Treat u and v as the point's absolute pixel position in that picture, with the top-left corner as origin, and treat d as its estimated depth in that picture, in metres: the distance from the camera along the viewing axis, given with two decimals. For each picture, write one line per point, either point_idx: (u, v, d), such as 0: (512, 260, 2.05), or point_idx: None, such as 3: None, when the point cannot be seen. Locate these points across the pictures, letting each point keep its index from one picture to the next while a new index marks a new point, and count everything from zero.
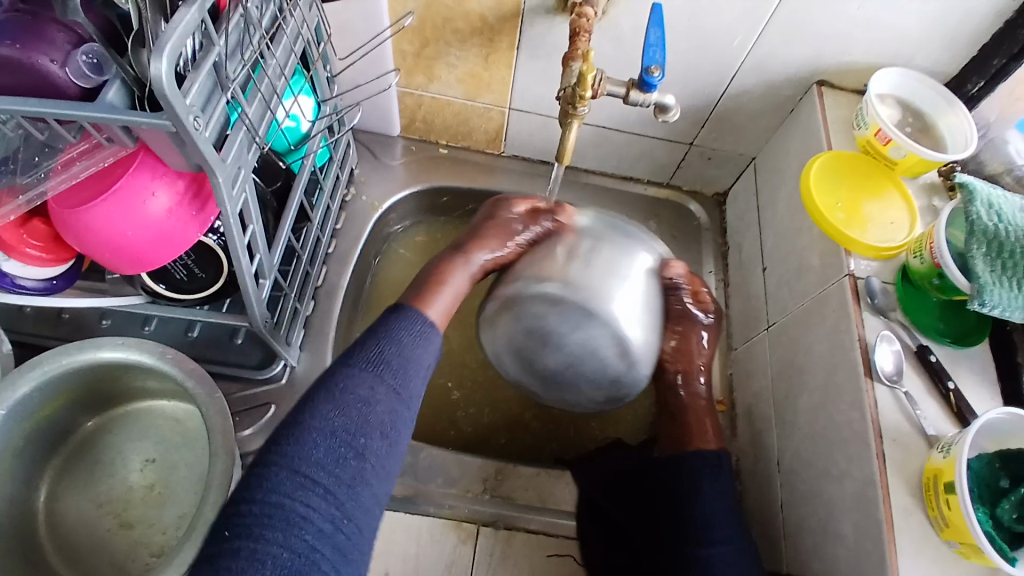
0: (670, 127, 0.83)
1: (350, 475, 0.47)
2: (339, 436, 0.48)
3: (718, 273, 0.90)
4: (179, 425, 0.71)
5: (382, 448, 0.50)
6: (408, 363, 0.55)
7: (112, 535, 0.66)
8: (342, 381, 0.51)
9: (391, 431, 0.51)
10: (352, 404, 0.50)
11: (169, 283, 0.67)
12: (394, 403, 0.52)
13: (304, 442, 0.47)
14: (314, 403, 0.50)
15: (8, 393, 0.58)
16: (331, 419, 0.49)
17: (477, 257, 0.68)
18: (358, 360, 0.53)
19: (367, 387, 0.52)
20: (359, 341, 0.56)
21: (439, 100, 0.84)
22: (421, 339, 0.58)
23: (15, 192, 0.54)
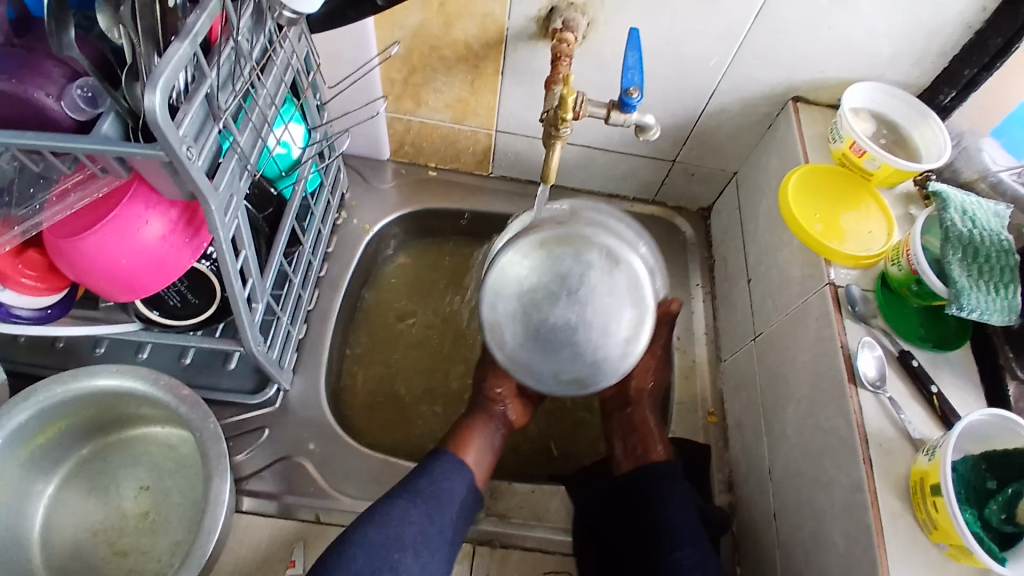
0: (652, 145, 0.86)
1: None
2: (376, 551, 0.59)
3: (705, 286, 0.91)
4: (173, 452, 0.71)
5: (413, 565, 0.59)
6: (441, 492, 0.64)
7: (105, 564, 0.66)
8: (385, 507, 0.61)
9: (423, 549, 0.61)
10: (389, 524, 0.60)
11: (162, 308, 0.68)
12: (426, 525, 0.61)
13: (344, 555, 0.58)
14: (361, 524, 0.60)
15: (2, 422, 0.59)
16: (369, 536, 0.59)
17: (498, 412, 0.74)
18: (406, 489, 0.63)
19: (404, 513, 0.61)
20: (408, 476, 0.65)
21: (427, 124, 0.86)
22: (454, 470, 0.66)
23: (11, 223, 0.56)
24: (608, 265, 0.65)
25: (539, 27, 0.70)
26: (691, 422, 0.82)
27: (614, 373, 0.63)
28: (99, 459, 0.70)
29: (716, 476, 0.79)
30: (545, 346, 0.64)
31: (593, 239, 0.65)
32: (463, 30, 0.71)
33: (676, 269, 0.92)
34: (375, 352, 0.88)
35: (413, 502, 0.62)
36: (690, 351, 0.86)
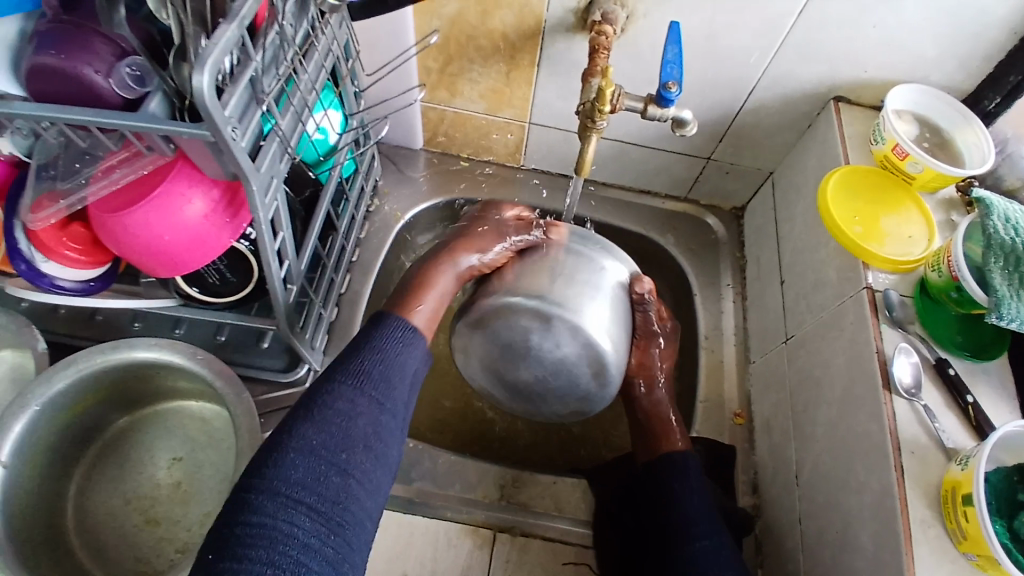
0: (688, 141, 0.85)
1: (332, 491, 0.51)
2: (319, 454, 0.52)
3: (736, 286, 0.90)
4: (206, 425, 0.73)
5: (367, 463, 0.53)
6: (392, 373, 0.59)
7: (138, 531, 0.68)
8: (323, 400, 0.55)
9: (375, 442, 0.55)
10: (333, 423, 0.54)
11: (203, 287, 0.69)
12: (377, 414, 0.56)
13: (283, 464, 0.50)
14: (298, 422, 0.53)
15: (45, 389, 0.61)
16: (311, 438, 0.52)
17: (464, 259, 0.70)
18: (341, 377, 0.57)
19: (347, 400, 0.55)
20: (345, 355, 0.60)
21: (461, 114, 0.86)
22: (405, 343, 0.62)
23: (57, 197, 0.58)
24: (543, 325, 0.65)
25: (577, 18, 0.70)
26: (717, 422, 0.81)
27: (604, 399, 0.71)
28: (135, 429, 0.73)
29: (741, 478, 0.78)
30: (530, 391, 0.73)
31: (521, 304, 0.65)
32: (500, 20, 0.72)
33: (707, 268, 0.91)
34: None
35: (356, 391, 0.56)
36: (718, 351, 0.85)
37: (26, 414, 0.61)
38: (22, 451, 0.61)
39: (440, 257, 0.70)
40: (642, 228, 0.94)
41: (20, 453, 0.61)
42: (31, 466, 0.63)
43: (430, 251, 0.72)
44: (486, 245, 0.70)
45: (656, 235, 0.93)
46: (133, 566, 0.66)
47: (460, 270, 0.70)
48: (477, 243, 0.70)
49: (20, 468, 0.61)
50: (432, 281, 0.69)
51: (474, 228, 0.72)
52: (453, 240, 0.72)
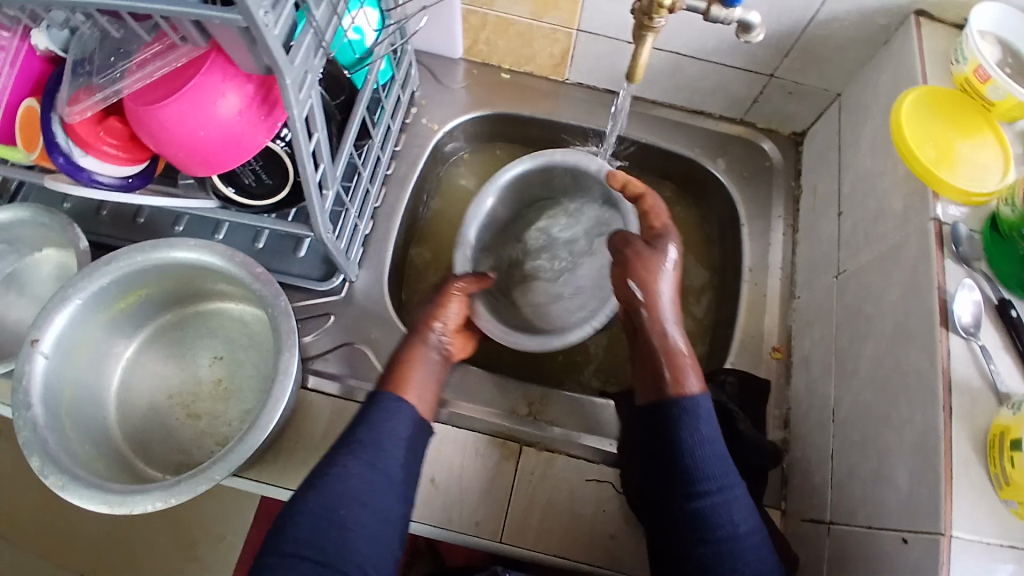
0: (750, 56, 0.78)
1: (331, 550, 0.52)
2: (317, 515, 0.53)
3: (787, 217, 0.85)
4: (245, 328, 0.74)
5: (362, 515, 0.54)
6: (382, 437, 0.58)
7: (182, 424, 0.71)
8: (324, 466, 0.56)
9: (370, 499, 0.55)
10: (332, 488, 0.54)
11: (239, 188, 0.67)
12: (369, 474, 0.56)
13: (286, 527, 0.53)
14: (305, 488, 0.55)
15: (87, 284, 0.63)
16: (311, 501, 0.54)
17: (432, 337, 0.69)
18: (344, 444, 0.57)
19: (341, 466, 0.56)
20: (345, 431, 0.59)
21: (504, 19, 0.80)
22: (394, 411, 0.60)
23: (93, 90, 0.56)
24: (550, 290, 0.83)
25: None
26: (753, 354, 0.79)
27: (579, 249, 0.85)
28: (178, 328, 0.75)
29: (773, 412, 0.77)
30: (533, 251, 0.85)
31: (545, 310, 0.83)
32: None
33: (758, 197, 0.86)
34: (436, 259, 0.89)
35: (353, 457, 0.56)
36: (762, 284, 0.82)
37: (67, 307, 0.62)
38: (65, 343, 0.63)
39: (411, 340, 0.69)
40: (691, 152, 0.89)
41: (63, 345, 0.63)
42: (75, 355, 0.65)
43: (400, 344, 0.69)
44: (449, 313, 0.71)
45: (705, 158, 0.89)
46: (176, 456, 0.69)
47: (433, 348, 0.69)
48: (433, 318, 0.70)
49: (64, 357, 0.64)
50: (410, 362, 0.66)
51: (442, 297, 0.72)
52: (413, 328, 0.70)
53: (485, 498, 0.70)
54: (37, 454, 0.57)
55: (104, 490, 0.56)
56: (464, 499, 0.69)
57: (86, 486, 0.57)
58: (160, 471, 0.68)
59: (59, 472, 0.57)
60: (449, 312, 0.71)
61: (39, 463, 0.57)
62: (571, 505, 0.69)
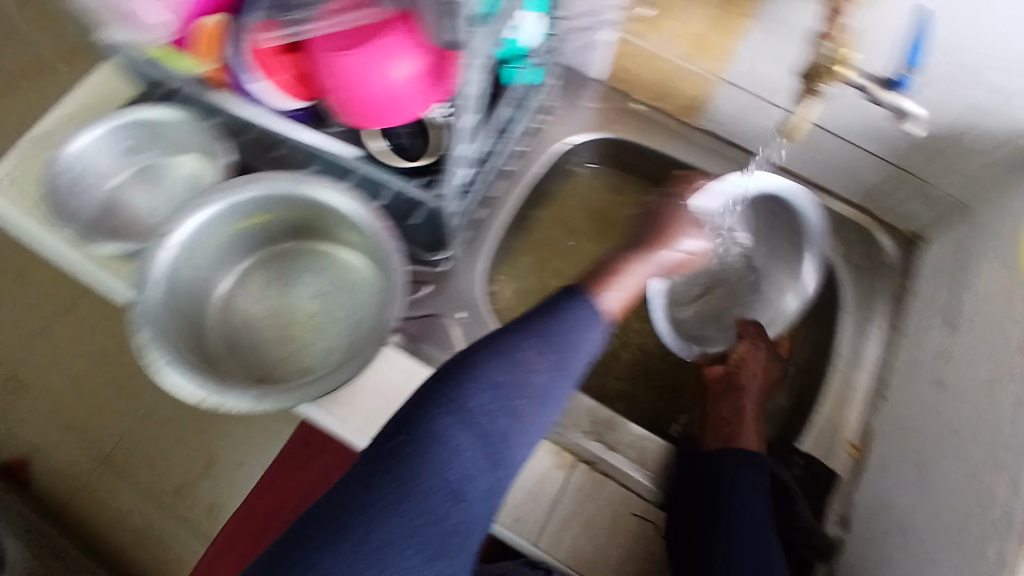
0: (887, 144, 0.78)
1: (500, 430, 0.52)
2: (497, 392, 0.53)
3: (889, 315, 0.84)
4: (350, 275, 0.77)
5: (533, 411, 0.54)
6: (574, 345, 0.57)
7: (270, 345, 0.74)
8: (509, 342, 0.55)
9: (543, 398, 0.55)
10: (517, 372, 0.54)
11: (391, 144, 0.70)
12: (553, 375, 0.56)
13: (463, 388, 0.52)
14: (483, 356, 0.54)
15: (229, 195, 0.67)
16: (495, 374, 0.53)
17: (660, 254, 0.70)
18: (535, 330, 0.56)
19: (530, 354, 0.55)
20: (531, 313, 0.59)
21: (654, 54, 0.81)
22: (591, 322, 0.59)
23: (282, 25, 0.60)
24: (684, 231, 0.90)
25: None
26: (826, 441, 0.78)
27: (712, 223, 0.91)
28: (290, 257, 0.79)
29: (834, 505, 0.75)
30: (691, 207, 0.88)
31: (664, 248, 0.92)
32: None
33: (863, 289, 0.86)
34: (533, 263, 0.91)
35: (545, 349, 0.56)
36: (851, 376, 0.82)
37: (205, 212, 0.67)
38: (194, 243, 0.68)
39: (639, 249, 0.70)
40: None
41: (193, 244, 0.68)
42: (202, 250, 0.69)
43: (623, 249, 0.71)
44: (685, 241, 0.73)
45: None
46: (258, 373, 0.73)
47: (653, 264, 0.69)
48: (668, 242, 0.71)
49: (191, 254, 0.68)
50: (629, 266, 0.66)
51: (671, 226, 0.73)
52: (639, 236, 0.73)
53: (529, 502, 0.70)
54: (147, 327, 0.62)
55: (203, 377, 0.61)
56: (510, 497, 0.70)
57: (189, 371, 0.61)
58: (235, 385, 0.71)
59: (162, 346, 0.61)
60: (688, 233, 0.73)
61: (149, 337, 0.61)
62: (612, 536, 0.69)
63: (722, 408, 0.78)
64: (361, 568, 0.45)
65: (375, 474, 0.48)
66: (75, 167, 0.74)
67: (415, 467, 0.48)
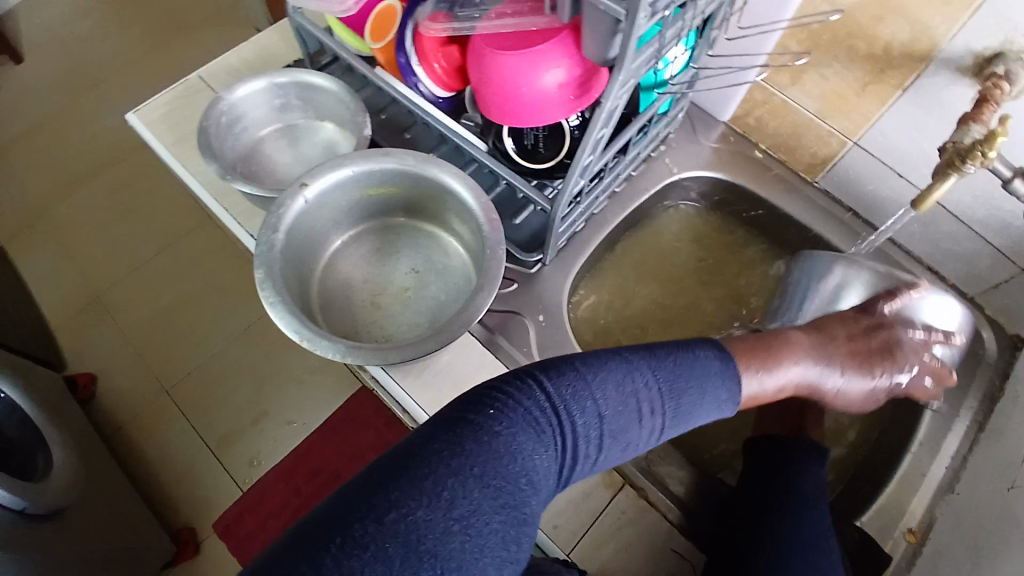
0: (1015, 238, 0.75)
1: (583, 450, 0.53)
2: (602, 420, 0.54)
3: (977, 412, 0.80)
4: (447, 259, 0.81)
5: (616, 453, 0.56)
6: (687, 417, 0.59)
7: (362, 307, 0.79)
8: (630, 371, 0.56)
9: (631, 447, 0.57)
10: (628, 408, 0.55)
11: (517, 146, 0.74)
12: (652, 429, 0.57)
13: (578, 400, 0.53)
14: (608, 377, 0.54)
15: (364, 162, 0.73)
16: (609, 403, 0.54)
17: (836, 373, 0.73)
18: (659, 373, 0.57)
19: (647, 402, 0.56)
20: (665, 353, 0.59)
21: (788, 104, 0.82)
22: (717, 406, 0.62)
23: (451, 19, 0.65)
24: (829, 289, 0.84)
25: (973, 64, 0.63)
26: (883, 523, 0.75)
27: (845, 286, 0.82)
28: (396, 232, 0.83)
29: None
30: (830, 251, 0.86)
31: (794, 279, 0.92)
32: (891, 31, 0.66)
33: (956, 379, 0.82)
34: (618, 281, 0.93)
35: (661, 397, 0.57)
36: (923, 462, 0.78)
37: (340, 171, 0.72)
38: (322, 198, 0.73)
39: (828, 357, 0.72)
40: None
41: (320, 199, 0.73)
42: (327, 205, 0.75)
43: (822, 346, 0.73)
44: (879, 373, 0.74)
45: None
46: (345, 329, 0.77)
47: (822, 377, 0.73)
48: (854, 364, 0.73)
49: (317, 207, 0.74)
50: (797, 365, 0.70)
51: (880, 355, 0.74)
52: (857, 335, 0.75)
53: (570, 508, 0.71)
54: (264, 265, 0.67)
55: (301, 321, 0.64)
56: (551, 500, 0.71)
57: (289, 311, 0.64)
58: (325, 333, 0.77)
59: (273, 289, 0.65)
60: (885, 374, 0.74)
61: (261, 275, 0.66)
62: (644, 560, 0.69)
63: (783, 410, 0.84)
64: (450, 533, 0.42)
65: (478, 440, 0.46)
66: (232, 112, 0.81)
67: (504, 445, 0.47)
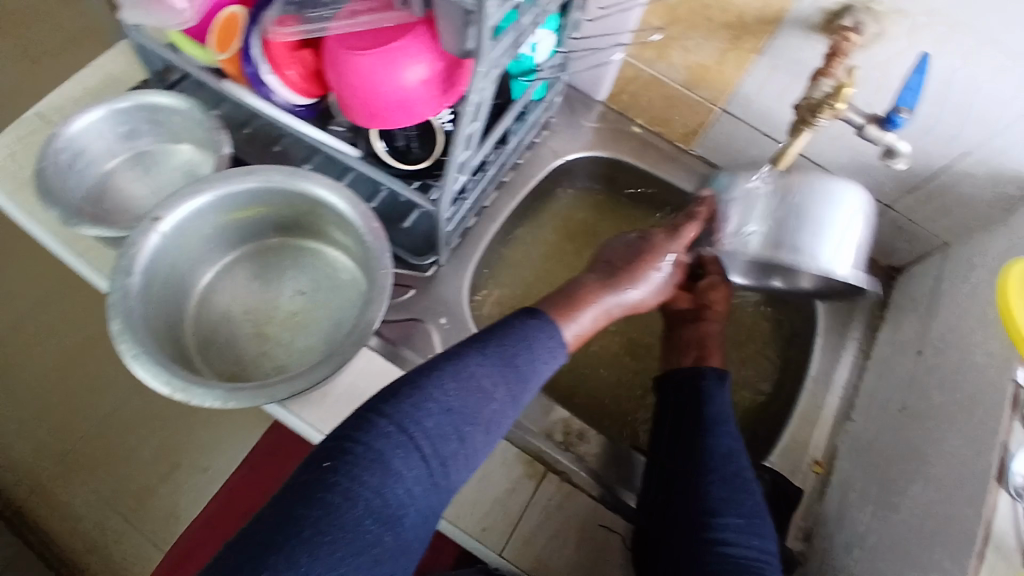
0: (875, 181, 0.82)
1: (445, 453, 0.50)
2: (452, 416, 0.51)
3: (862, 343, 0.87)
4: (334, 273, 0.78)
5: (481, 441, 0.53)
6: (533, 374, 0.57)
7: (247, 339, 0.75)
8: (461, 361, 0.54)
9: (493, 428, 0.54)
10: (473, 393, 0.53)
11: (389, 147, 0.71)
12: (507, 403, 0.55)
13: (419, 407, 0.50)
14: (442, 372, 0.53)
15: (220, 182, 0.68)
16: (450, 396, 0.52)
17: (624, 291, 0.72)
18: (493, 352, 0.56)
19: (491, 380, 0.54)
20: (494, 330, 0.58)
21: (657, 79, 0.84)
22: (553, 353, 0.60)
23: (300, 21, 0.61)
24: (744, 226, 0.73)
25: (822, 20, 0.66)
26: (793, 460, 0.80)
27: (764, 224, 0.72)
28: (276, 253, 0.79)
29: (798, 522, 0.77)
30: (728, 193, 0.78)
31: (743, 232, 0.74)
32: None
33: (841, 315, 0.88)
34: (520, 271, 0.93)
35: (502, 370, 0.55)
36: (820, 397, 0.84)
37: (197, 197, 0.67)
38: (179, 230, 0.68)
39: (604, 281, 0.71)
40: None
41: (176, 231, 0.68)
42: (183, 240, 0.69)
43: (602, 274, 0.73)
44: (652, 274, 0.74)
45: None
46: (232, 366, 0.73)
47: (613, 301, 0.71)
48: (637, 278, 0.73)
49: (175, 239, 0.68)
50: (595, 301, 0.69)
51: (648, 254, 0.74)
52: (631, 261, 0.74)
53: (499, 505, 0.71)
54: (119, 317, 0.61)
55: (169, 372, 0.60)
56: (480, 500, 0.71)
57: (153, 362, 0.60)
58: (213, 372, 0.72)
59: (133, 340, 0.60)
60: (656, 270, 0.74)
61: (117, 327, 0.61)
62: (577, 544, 0.70)
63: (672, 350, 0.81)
64: None
65: (325, 486, 0.45)
66: (71, 147, 0.74)
67: (346, 486, 0.45)
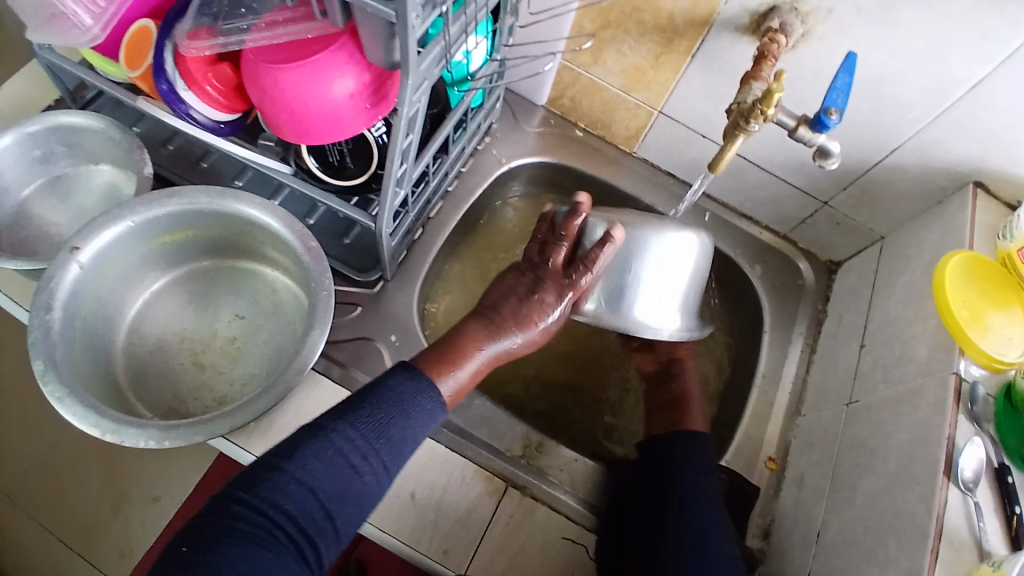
0: (811, 179, 0.83)
1: (311, 531, 0.49)
2: (315, 494, 0.50)
3: (808, 337, 0.89)
4: (273, 295, 0.75)
5: (352, 514, 0.52)
6: (407, 442, 0.55)
7: (184, 370, 0.70)
8: (330, 437, 0.52)
9: (366, 500, 0.53)
10: (337, 471, 0.51)
11: (322, 163, 0.69)
12: (378, 476, 0.53)
13: (282, 487, 0.49)
14: (306, 449, 0.51)
15: (140, 209, 0.64)
16: (314, 475, 0.50)
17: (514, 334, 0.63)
18: (361, 423, 0.53)
19: (360, 454, 0.52)
20: (361, 396, 0.55)
21: (595, 83, 0.84)
22: (430, 414, 0.57)
23: (215, 33, 0.58)
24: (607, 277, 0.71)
25: (751, 21, 0.67)
26: (749, 458, 0.81)
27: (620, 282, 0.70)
28: (210, 277, 0.75)
29: (755, 520, 0.77)
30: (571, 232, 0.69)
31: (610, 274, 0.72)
32: None
33: (786, 311, 0.90)
34: (468, 281, 0.91)
35: (370, 444, 0.53)
36: (771, 393, 0.84)
37: (118, 225, 0.63)
38: (99, 261, 0.63)
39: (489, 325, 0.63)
40: (733, 254, 0.93)
41: (96, 264, 0.63)
42: (103, 280, 0.65)
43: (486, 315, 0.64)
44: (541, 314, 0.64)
45: (744, 263, 0.92)
46: (169, 401, 0.69)
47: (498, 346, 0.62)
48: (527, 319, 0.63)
49: (95, 274, 0.64)
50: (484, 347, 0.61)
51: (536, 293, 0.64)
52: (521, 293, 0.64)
53: (459, 527, 0.69)
54: (42, 356, 0.57)
55: (98, 413, 0.56)
56: (438, 523, 0.69)
57: (82, 405, 0.56)
58: (149, 410, 0.67)
59: (58, 383, 0.56)
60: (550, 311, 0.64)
61: (39, 367, 0.56)
62: (541, 561, 0.68)
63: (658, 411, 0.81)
64: None
65: (182, 573, 0.43)
66: None
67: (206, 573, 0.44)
